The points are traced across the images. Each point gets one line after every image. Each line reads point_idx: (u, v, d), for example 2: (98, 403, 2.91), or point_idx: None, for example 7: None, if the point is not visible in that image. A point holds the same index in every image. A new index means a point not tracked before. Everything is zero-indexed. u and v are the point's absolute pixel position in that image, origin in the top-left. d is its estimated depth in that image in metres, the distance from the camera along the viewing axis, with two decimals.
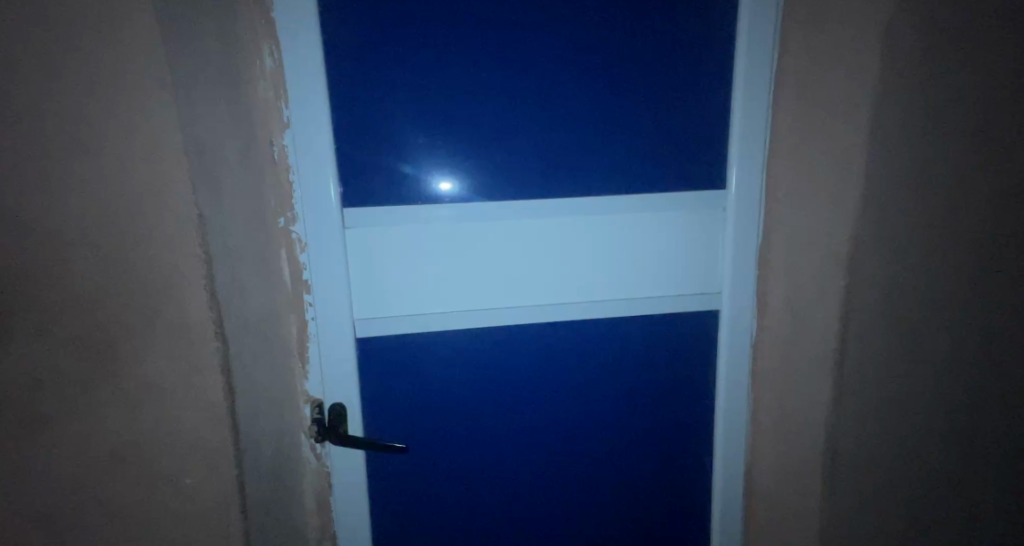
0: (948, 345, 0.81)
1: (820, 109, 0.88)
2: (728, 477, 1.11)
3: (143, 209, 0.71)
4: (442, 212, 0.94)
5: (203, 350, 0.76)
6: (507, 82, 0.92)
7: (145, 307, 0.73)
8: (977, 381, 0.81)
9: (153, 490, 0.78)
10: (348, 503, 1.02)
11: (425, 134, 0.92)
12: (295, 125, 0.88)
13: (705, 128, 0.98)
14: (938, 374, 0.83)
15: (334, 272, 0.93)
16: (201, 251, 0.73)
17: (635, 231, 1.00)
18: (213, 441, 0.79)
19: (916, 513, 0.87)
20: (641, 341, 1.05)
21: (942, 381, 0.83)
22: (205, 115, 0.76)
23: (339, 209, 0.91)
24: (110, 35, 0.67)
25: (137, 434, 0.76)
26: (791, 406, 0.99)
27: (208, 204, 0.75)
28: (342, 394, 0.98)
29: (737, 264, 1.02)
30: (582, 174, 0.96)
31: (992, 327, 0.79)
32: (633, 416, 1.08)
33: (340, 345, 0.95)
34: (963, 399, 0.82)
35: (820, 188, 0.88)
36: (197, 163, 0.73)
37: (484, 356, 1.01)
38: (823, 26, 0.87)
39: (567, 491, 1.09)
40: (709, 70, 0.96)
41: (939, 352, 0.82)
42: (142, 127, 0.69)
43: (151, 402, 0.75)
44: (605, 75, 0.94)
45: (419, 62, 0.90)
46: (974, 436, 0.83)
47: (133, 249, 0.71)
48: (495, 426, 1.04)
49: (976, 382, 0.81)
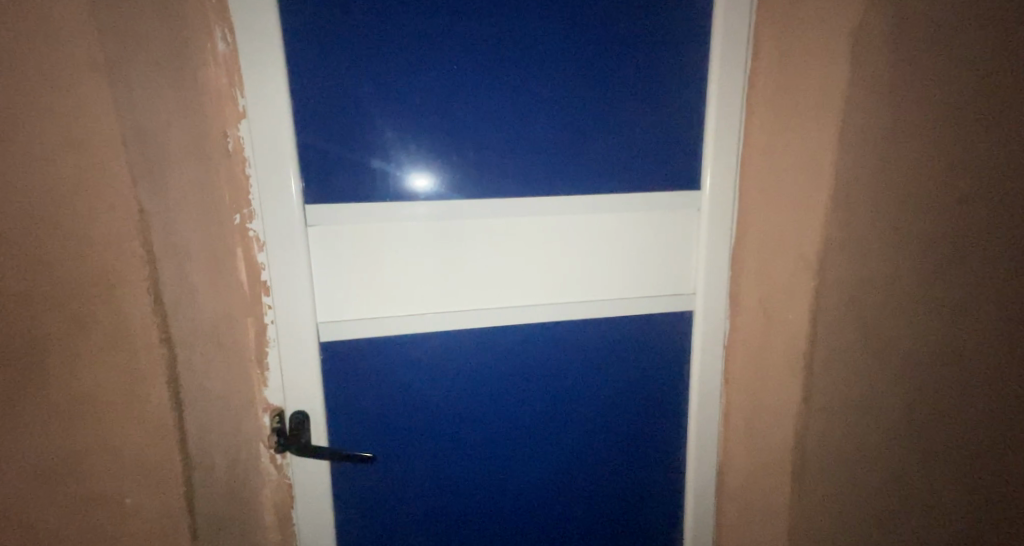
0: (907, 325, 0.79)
1: (791, 111, 0.87)
2: (701, 478, 1.11)
3: (75, 205, 0.65)
4: (415, 209, 0.90)
5: (147, 357, 0.71)
6: (479, 75, 0.89)
7: (79, 312, 0.67)
8: (921, 347, 0.79)
9: (89, 513, 0.72)
10: (310, 515, 0.97)
11: (395, 127, 0.87)
12: (252, 115, 0.82)
13: (681, 128, 0.97)
14: (902, 355, 0.80)
15: (296, 273, 0.88)
16: (143, 249, 0.68)
17: (613, 230, 0.98)
18: (158, 456, 0.73)
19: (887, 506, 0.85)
20: (617, 341, 1.03)
21: (900, 361, 0.81)
22: (148, 103, 0.71)
23: (301, 206, 0.86)
24: (35, 15, 0.61)
25: (70, 451, 0.70)
26: (759, 406, 1.00)
27: (151, 199, 0.70)
28: (304, 401, 0.93)
29: (712, 265, 1.02)
30: (557, 172, 0.94)
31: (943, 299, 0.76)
32: (607, 418, 1.07)
33: (303, 351, 0.90)
34: (907, 369, 0.80)
35: (791, 191, 0.88)
36: (138, 155, 0.68)
37: (457, 359, 0.98)
38: (793, 29, 0.87)
39: (543, 495, 1.07)
40: (684, 69, 0.95)
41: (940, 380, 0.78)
42: (73, 116, 0.63)
43: (87, 415, 0.69)
44: (580, 72, 0.92)
45: (388, 51, 0.85)
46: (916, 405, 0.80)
47: (64, 250, 0.65)
48: (468, 430, 1.01)
49: (920, 348, 0.79)
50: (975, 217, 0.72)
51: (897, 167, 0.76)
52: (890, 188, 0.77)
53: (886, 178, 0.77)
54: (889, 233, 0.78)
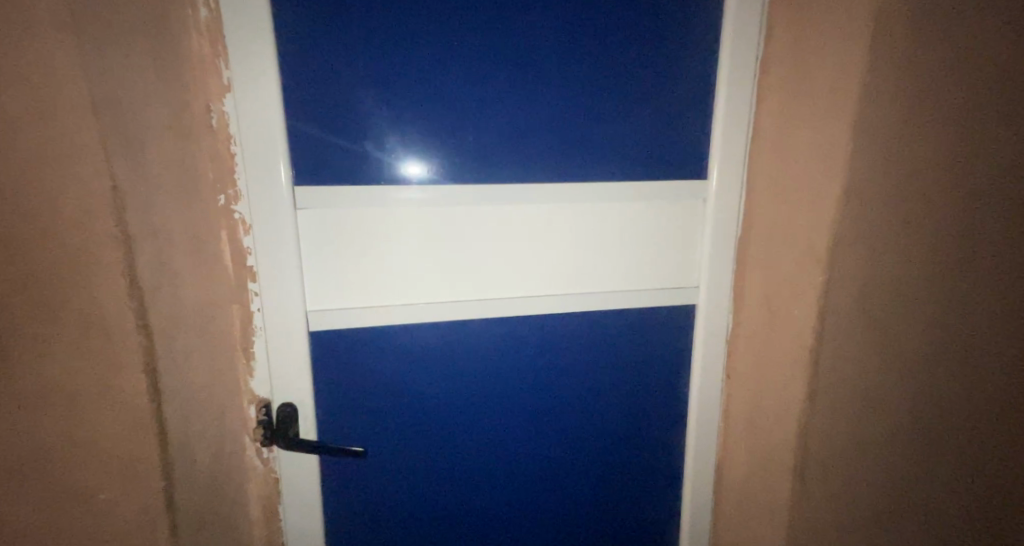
0: (909, 317, 0.79)
1: (801, 99, 0.84)
2: (699, 473, 1.09)
3: (45, 180, 0.61)
4: (407, 195, 0.86)
5: (123, 344, 0.67)
6: (481, 54, 0.85)
7: (49, 296, 0.63)
8: (926, 336, 0.79)
9: (60, 507, 0.69)
10: (298, 509, 0.94)
11: (389, 108, 0.83)
12: (238, 90, 0.78)
13: (686, 115, 0.94)
14: (911, 347, 0.80)
15: (283, 258, 0.84)
16: (117, 230, 0.64)
17: (616, 219, 0.95)
18: (135, 450, 0.70)
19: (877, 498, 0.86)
20: (617, 333, 1.00)
21: (903, 353, 0.80)
22: (124, 75, 0.66)
23: (290, 189, 0.82)
24: None
25: (41, 442, 0.66)
26: (758, 402, 0.98)
27: (127, 176, 0.66)
28: (291, 393, 0.89)
29: (716, 258, 0.99)
30: (558, 159, 0.90)
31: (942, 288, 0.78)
32: (606, 411, 1.04)
33: (290, 340, 0.87)
34: (908, 358, 0.80)
35: (797, 181, 0.85)
36: (112, 131, 0.64)
37: (452, 351, 0.94)
38: (805, 14, 0.83)
39: (538, 491, 1.05)
40: (692, 54, 0.92)
41: (939, 378, 0.81)
42: (40, 86, 0.59)
43: (60, 407, 0.66)
44: (585, 54, 0.88)
45: (387, 27, 0.81)
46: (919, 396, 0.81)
47: (32, 230, 0.61)
48: (463, 423, 0.98)
49: (924, 337, 0.79)
50: (974, 220, 0.75)
51: (907, 159, 0.74)
52: (898, 180, 0.75)
53: (898, 169, 0.75)
54: (897, 226, 0.76)
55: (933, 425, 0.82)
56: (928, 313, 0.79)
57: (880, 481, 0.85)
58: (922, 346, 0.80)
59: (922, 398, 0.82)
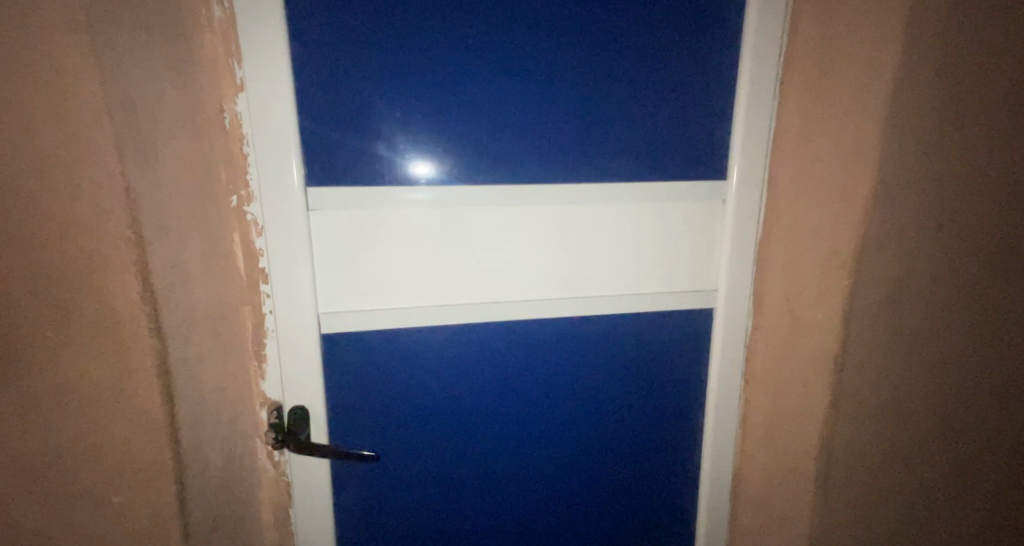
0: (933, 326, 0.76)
1: (827, 99, 0.82)
2: (715, 480, 1.06)
3: (59, 182, 0.60)
4: (416, 196, 0.85)
5: (137, 348, 0.66)
6: (497, 53, 0.84)
7: (64, 299, 0.63)
8: (951, 347, 0.76)
9: (73, 511, 0.68)
10: (309, 512, 0.93)
11: (402, 109, 0.82)
12: (251, 90, 0.77)
13: (706, 115, 0.91)
14: (936, 357, 0.76)
15: (295, 260, 0.83)
16: (130, 232, 0.64)
17: (632, 220, 0.93)
18: (148, 454, 0.69)
19: (900, 509, 0.83)
20: (633, 336, 0.98)
21: (927, 362, 0.77)
22: (139, 77, 0.66)
23: (302, 189, 0.81)
24: None
25: (56, 446, 0.66)
26: (778, 409, 0.95)
27: (140, 177, 0.65)
28: (302, 396, 0.89)
29: (735, 261, 0.96)
30: (573, 160, 0.89)
31: (968, 299, 0.74)
32: (620, 416, 1.02)
33: (302, 342, 0.86)
34: (930, 368, 0.77)
35: (822, 182, 0.83)
36: (127, 133, 0.64)
37: (463, 354, 0.93)
38: (832, 11, 0.81)
39: (549, 496, 1.03)
40: (713, 53, 0.90)
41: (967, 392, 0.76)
42: (58, 92, 0.59)
43: (73, 410, 0.65)
44: (602, 53, 0.86)
45: (400, 27, 0.80)
46: (942, 410, 0.78)
47: (47, 234, 0.61)
48: (474, 427, 0.97)
49: (950, 348, 0.76)
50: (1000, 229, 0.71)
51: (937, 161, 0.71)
52: (927, 182, 0.72)
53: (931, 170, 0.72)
54: (925, 228, 0.73)
55: (959, 443, 0.78)
56: (953, 324, 0.75)
57: (900, 493, 0.82)
58: (947, 358, 0.76)
59: (953, 412, 0.77)
